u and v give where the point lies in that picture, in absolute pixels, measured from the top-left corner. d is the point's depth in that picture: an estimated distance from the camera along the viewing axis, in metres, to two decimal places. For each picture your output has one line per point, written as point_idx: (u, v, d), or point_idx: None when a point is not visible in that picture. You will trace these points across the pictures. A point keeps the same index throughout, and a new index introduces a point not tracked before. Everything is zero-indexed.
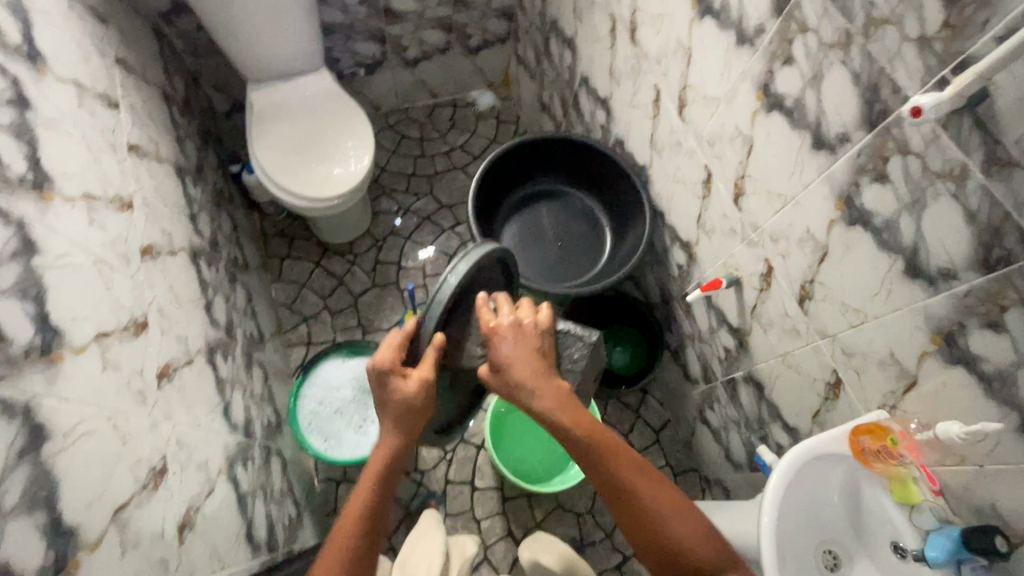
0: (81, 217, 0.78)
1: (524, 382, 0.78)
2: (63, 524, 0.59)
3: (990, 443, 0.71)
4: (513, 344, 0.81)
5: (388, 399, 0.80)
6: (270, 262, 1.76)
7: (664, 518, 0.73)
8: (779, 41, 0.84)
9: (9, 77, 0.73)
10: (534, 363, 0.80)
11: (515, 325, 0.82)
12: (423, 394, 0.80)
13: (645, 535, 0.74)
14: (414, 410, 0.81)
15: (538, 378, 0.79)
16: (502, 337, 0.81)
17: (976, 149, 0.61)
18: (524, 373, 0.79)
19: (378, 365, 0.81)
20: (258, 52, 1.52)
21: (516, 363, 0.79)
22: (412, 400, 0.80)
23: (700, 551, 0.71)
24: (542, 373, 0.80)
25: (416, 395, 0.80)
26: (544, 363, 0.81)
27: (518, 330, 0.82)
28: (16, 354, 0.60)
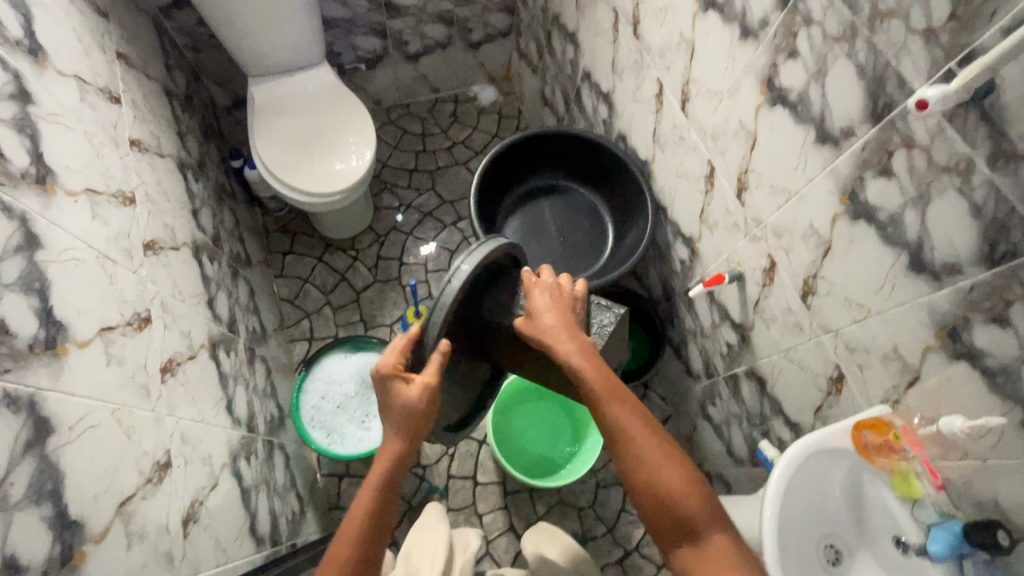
0: (84, 212, 0.78)
1: (552, 327, 0.81)
2: (69, 517, 0.60)
3: (994, 438, 0.71)
4: (548, 294, 0.85)
5: (390, 405, 0.79)
6: (272, 258, 1.76)
7: (664, 471, 0.71)
8: (783, 34, 0.83)
9: (11, 71, 0.73)
10: (563, 317, 0.83)
11: (552, 278, 0.87)
12: (427, 399, 0.78)
13: (645, 489, 0.71)
14: (419, 415, 0.79)
15: (564, 330, 0.81)
16: (539, 288, 0.85)
17: (983, 142, 0.60)
18: (552, 321, 0.81)
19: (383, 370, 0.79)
20: (259, 46, 1.51)
21: (546, 310, 0.83)
22: (416, 407, 0.78)
23: (698, 509, 0.69)
24: (569, 325, 0.82)
25: (420, 400, 0.78)
26: (571, 318, 0.84)
27: (554, 283, 0.86)
28: (21, 348, 0.60)
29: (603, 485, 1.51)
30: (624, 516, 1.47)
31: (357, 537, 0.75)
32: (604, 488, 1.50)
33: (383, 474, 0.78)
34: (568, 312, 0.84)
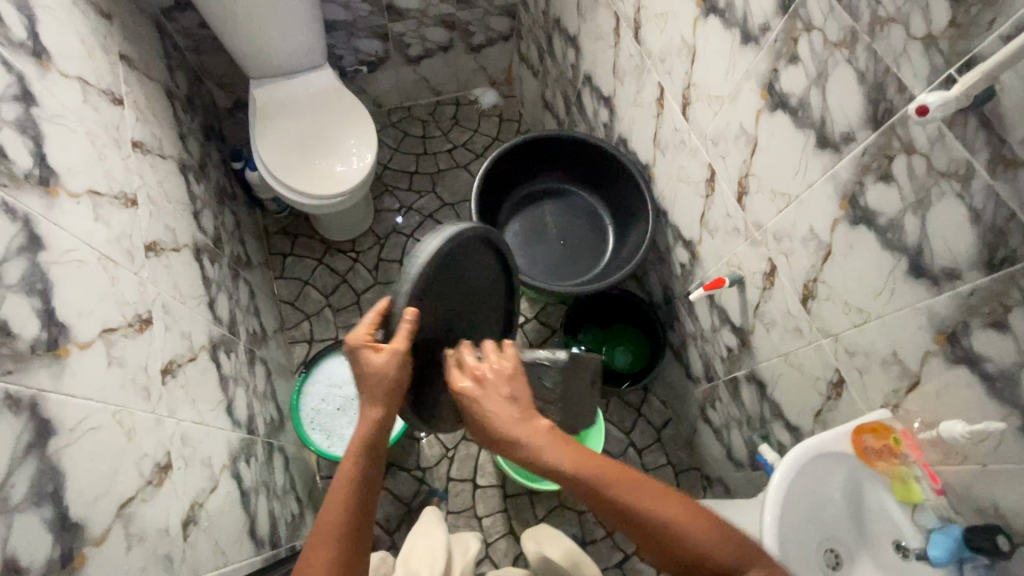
0: (86, 213, 0.78)
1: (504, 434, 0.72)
2: (69, 519, 0.59)
3: (993, 442, 0.71)
4: (480, 399, 0.75)
5: (363, 378, 0.77)
6: (272, 259, 1.76)
7: (671, 530, 0.63)
8: (784, 40, 0.84)
9: (15, 72, 0.73)
10: (509, 406, 0.74)
11: (478, 377, 0.77)
12: (399, 364, 0.77)
13: (665, 553, 0.63)
14: (392, 384, 0.77)
15: (516, 419, 0.72)
16: (473, 392, 0.76)
17: (982, 148, 0.61)
18: (501, 427, 0.72)
19: (354, 343, 0.78)
20: (261, 49, 1.52)
21: (492, 417, 0.73)
22: (389, 374, 0.76)
23: (721, 555, 0.61)
24: (518, 419, 0.73)
25: (393, 367, 0.76)
26: (519, 408, 0.74)
27: (484, 379, 0.77)
28: (23, 349, 0.60)
29: None
30: None
31: (343, 520, 0.69)
32: None
33: (362, 450, 0.74)
34: (511, 394, 0.75)
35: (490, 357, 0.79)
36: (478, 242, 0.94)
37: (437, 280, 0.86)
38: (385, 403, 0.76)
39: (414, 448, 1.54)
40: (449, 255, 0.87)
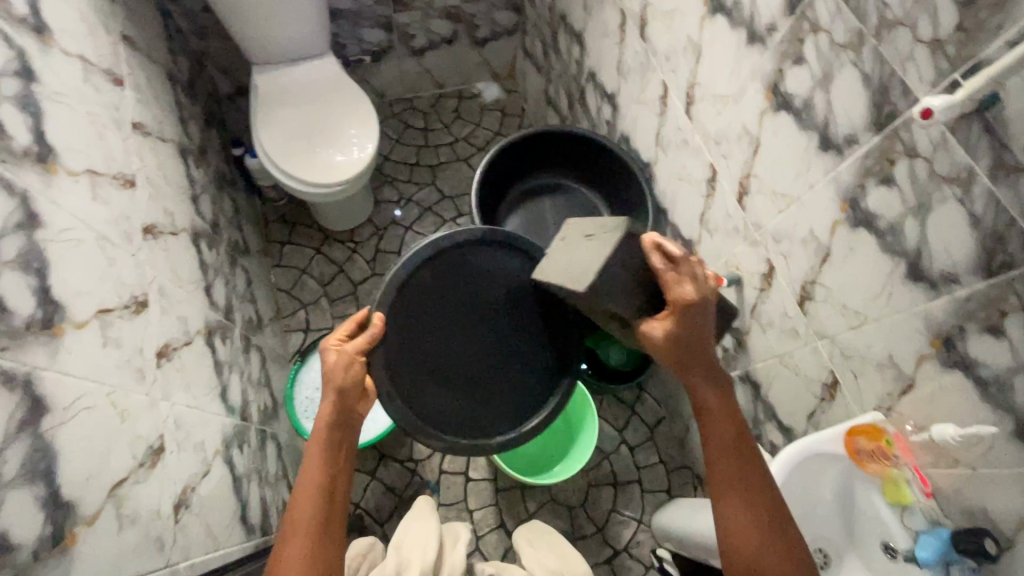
0: (84, 192, 0.78)
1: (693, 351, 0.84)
2: (61, 498, 0.59)
3: (984, 446, 0.71)
4: (679, 322, 0.83)
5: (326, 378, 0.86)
6: (270, 247, 1.75)
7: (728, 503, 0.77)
8: (791, 40, 0.84)
9: (15, 48, 0.73)
10: (701, 343, 0.84)
11: (696, 287, 0.83)
12: (356, 363, 0.88)
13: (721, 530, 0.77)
14: (354, 382, 0.87)
15: (704, 370, 0.84)
16: (689, 315, 0.83)
17: (984, 154, 0.61)
18: (687, 347, 0.84)
19: (325, 345, 0.90)
20: (264, 34, 1.50)
21: (682, 336, 0.83)
22: (351, 374, 0.87)
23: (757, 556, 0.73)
24: (701, 347, 0.84)
25: (348, 367, 0.87)
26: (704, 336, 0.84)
27: (694, 299, 0.82)
28: (18, 326, 0.60)
29: (594, 484, 1.51)
30: (614, 517, 1.48)
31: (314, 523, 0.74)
32: (596, 487, 1.51)
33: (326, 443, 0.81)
34: (703, 335, 0.84)
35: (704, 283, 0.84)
36: (504, 249, 1.03)
37: (441, 273, 0.99)
38: (339, 404, 0.84)
39: (407, 440, 1.54)
40: (461, 255, 1.01)
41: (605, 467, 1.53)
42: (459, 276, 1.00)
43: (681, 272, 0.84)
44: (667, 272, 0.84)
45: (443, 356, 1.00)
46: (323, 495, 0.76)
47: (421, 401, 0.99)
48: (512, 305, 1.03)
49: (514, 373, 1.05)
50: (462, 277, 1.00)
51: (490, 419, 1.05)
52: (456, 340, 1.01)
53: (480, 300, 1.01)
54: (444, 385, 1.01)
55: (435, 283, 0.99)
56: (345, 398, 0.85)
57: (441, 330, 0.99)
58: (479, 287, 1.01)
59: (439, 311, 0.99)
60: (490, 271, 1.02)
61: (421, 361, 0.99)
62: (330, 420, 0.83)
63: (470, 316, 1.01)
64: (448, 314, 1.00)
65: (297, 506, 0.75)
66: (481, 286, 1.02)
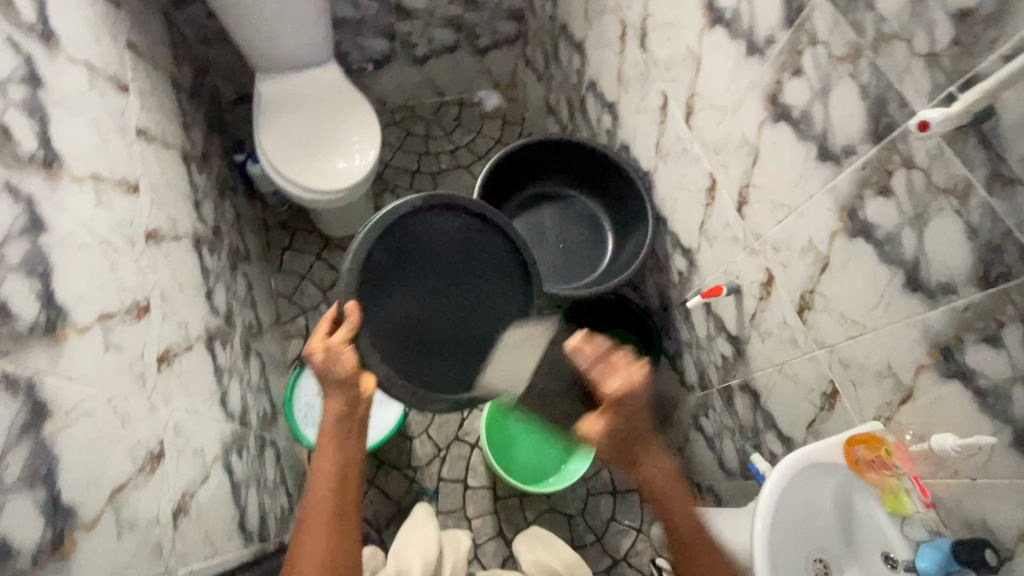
0: (88, 197, 0.78)
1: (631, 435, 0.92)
2: (61, 503, 0.59)
3: (982, 456, 0.71)
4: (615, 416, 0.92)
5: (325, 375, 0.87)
6: (270, 253, 1.75)
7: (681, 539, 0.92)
8: (789, 52, 0.85)
9: (23, 54, 0.73)
10: (636, 425, 0.93)
11: (624, 378, 0.92)
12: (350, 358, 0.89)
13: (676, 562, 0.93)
14: (348, 376, 0.88)
15: (646, 445, 0.94)
16: (620, 409, 0.91)
17: (980, 166, 0.62)
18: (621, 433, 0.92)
19: (312, 345, 0.89)
20: (267, 42, 1.52)
21: (617, 428, 0.92)
22: (347, 369, 0.88)
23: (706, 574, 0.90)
24: (642, 428, 0.93)
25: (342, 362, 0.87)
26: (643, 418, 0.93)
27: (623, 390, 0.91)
28: (21, 330, 0.60)
29: (593, 493, 1.51)
30: (613, 526, 1.47)
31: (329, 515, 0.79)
32: (595, 495, 1.50)
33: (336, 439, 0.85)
34: (639, 417, 0.93)
35: (635, 374, 0.92)
36: (447, 216, 1.13)
37: (398, 248, 1.06)
38: (345, 400, 0.87)
39: (406, 446, 1.53)
40: (412, 225, 1.08)
41: (604, 476, 1.53)
42: (413, 244, 1.08)
43: (609, 366, 0.94)
44: (596, 366, 0.95)
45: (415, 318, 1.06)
46: (336, 488, 0.81)
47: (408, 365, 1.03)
48: (467, 260, 1.14)
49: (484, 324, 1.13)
50: (415, 244, 1.08)
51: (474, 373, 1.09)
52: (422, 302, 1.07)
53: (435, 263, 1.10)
54: (428, 350, 1.06)
55: (393, 251, 1.05)
56: (350, 394, 0.87)
57: (409, 296, 1.06)
58: (434, 252, 1.10)
59: (403, 281, 1.06)
60: (438, 235, 1.11)
61: (396, 326, 1.03)
62: (338, 416, 0.86)
63: (430, 280, 1.09)
64: (409, 279, 1.06)
65: (313, 498, 0.80)
66: (433, 251, 1.10)
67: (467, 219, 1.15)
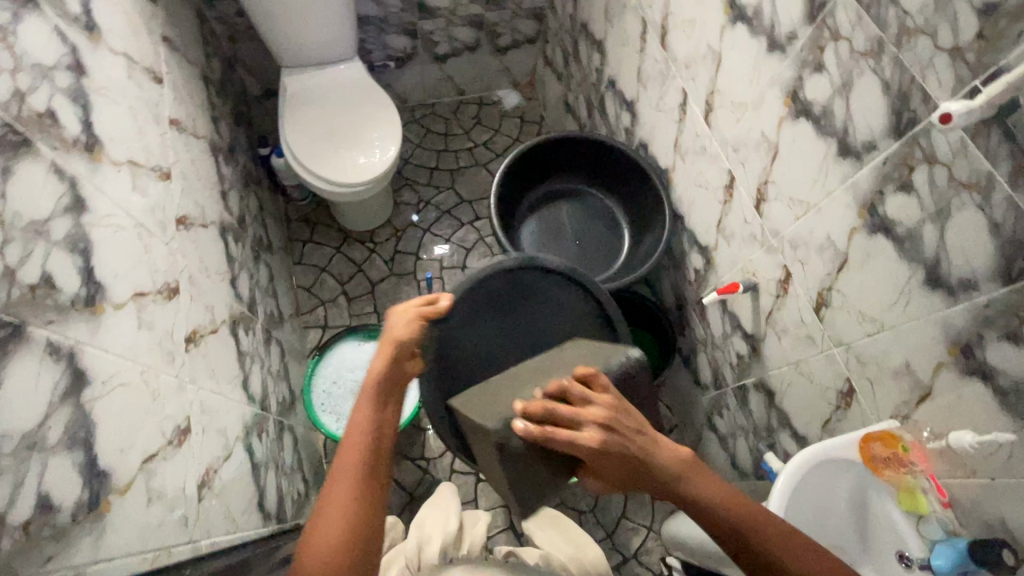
0: (125, 181, 0.82)
1: (634, 466, 0.73)
2: (97, 467, 0.62)
3: (1003, 455, 0.71)
4: (602, 456, 0.73)
5: (384, 338, 0.85)
6: (291, 245, 1.79)
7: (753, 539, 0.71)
8: (810, 49, 0.85)
9: (69, 43, 0.77)
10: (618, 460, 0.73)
11: (599, 423, 0.72)
12: (420, 325, 0.86)
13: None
14: (410, 340, 0.84)
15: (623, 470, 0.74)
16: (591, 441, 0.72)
17: (1003, 160, 0.61)
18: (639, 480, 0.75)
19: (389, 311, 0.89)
20: (294, 39, 1.56)
21: (610, 465, 0.74)
22: (410, 334, 0.84)
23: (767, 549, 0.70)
24: (648, 455, 0.74)
25: (408, 326, 0.85)
26: (632, 453, 0.73)
27: (602, 438, 0.72)
28: (65, 303, 0.63)
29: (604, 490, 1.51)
30: (624, 523, 1.48)
31: (356, 475, 0.72)
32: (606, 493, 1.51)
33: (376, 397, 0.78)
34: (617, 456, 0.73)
35: (575, 386, 0.75)
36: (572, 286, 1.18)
37: (512, 289, 1.12)
38: (393, 361, 0.81)
39: (420, 438, 1.55)
40: (530, 279, 1.14)
41: None
42: (519, 299, 1.13)
43: (560, 423, 0.73)
44: (551, 419, 0.73)
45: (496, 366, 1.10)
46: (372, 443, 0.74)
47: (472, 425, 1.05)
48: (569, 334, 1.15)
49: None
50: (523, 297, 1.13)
51: None
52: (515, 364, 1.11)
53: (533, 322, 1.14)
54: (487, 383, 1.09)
55: (507, 295, 1.12)
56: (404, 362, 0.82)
57: (493, 333, 1.10)
58: (542, 313, 1.14)
59: (501, 323, 1.11)
60: (553, 297, 1.16)
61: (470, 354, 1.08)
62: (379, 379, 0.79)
63: (517, 327, 1.12)
64: (503, 320, 1.11)
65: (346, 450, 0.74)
66: (539, 309, 1.14)
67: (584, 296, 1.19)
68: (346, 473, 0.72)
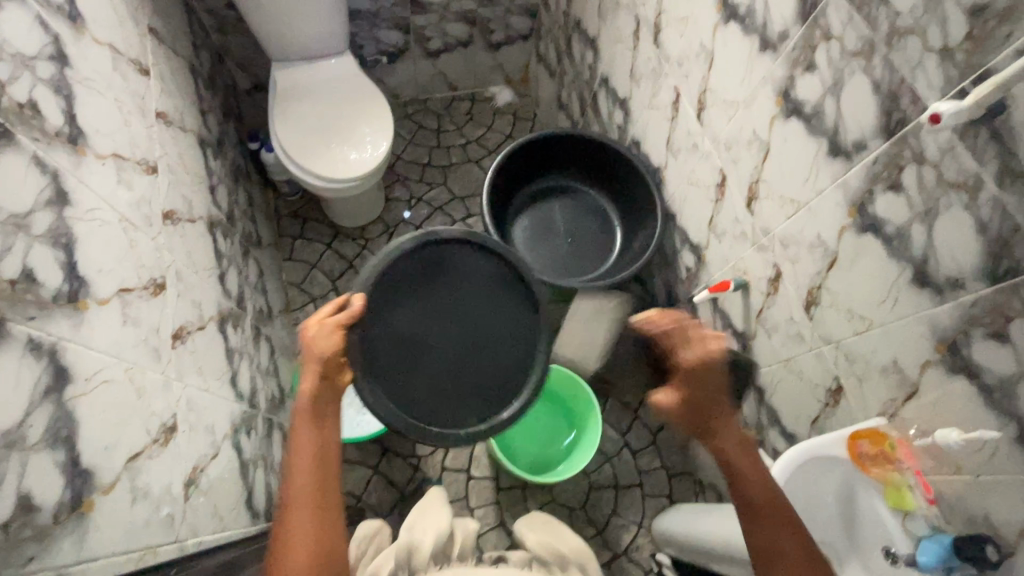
0: (110, 174, 0.80)
1: (699, 395, 0.78)
2: (80, 466, 0.61)
3: (987, 451, 0.71)
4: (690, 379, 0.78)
5: (306, 354, 0.81)
6: (281, 241, 1.78)
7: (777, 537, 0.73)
8: (802, 48, 0.85)
9: (51, 33, 0.75)
10: (698, 391, 0.78)
11: (699, 353, 0.79)
12: (339, 336, 0.83)
13: None
14: (335, 358, 0.82)
15: (697, 396, 0.78)
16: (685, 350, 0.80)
17: (991, 161, 0.62)
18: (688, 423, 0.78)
19: (306, 324, 0.84)
20: (284, 33, 1.54)
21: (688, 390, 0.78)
22: (336, 347, 0.82)
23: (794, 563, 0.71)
24: (715, 395, 0.78)
25: (330, 342, 0.82)
26: (714, 391, 0.78)
27: (696, 365, 0.78)
28: (46, 298, 0.62)
29: (595, 487, 1.52)
30: (615, 519, 1.48)
31: (314, 512, 0.71)
32: (597, 490, 1.51)
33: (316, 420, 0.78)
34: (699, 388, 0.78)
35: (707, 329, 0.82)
36: (481, 251, 1.10)
37: (420, 265, 1.05)
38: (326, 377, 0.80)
39: None
40: (437, 251, 1.06)
41: (607, 471, 1.53)
42: (429, 273, 1.05)
43: (683, 336, 0.81)
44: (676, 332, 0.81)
45: (411, 340, 1.00)
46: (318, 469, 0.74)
47: (390, 383, 0.97)
48: (488, 300, 1.08)
49: (492, 368, 1.05)
50: (435, 269, 1.05)
51: (456, 415, 1.01)
52: (437, 344, 1.02)
53: (448, 290, 1.06)
54: (415, 366, 1.00)
55: (410, 274, 1.03)
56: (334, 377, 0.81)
57: (411, 315, 1.02)
58: (457, 285, 1.07)
59: (415, 303, 1.02)
60: (465, 267, 1.08)
61: (391, 336, 0.99)
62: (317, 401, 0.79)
63: (432, 307, 1.04)
64: (416, 299, 1.03)
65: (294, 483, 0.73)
66: (453, 282, 1.06)
67: (495, 259, 1.10)
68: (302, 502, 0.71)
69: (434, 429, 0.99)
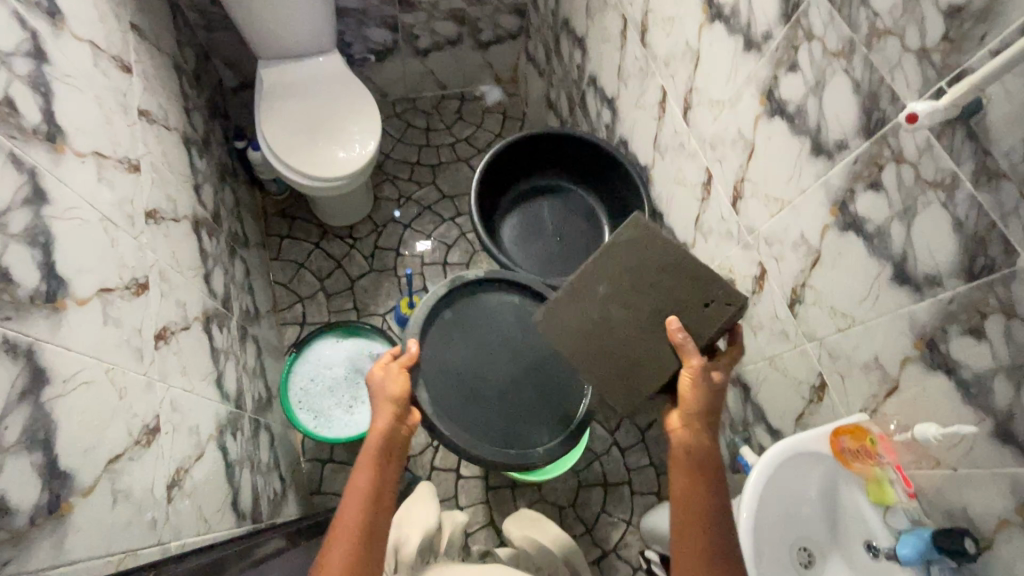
0: (90, 172, 0.79)
1: (715, 385, 0.87)
2: (58, 468, 0.60)
3: (965, 446, 0.73)
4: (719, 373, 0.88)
5: (377, 392, 0.88)
6: (269, 241, 1.76)
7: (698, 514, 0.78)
8: (785, 48, 0.86)
9: (29, 29, 0.74)
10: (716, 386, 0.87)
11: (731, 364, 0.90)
12: (405, 377, 0.90)
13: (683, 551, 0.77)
14: (401, 396, 0.88)
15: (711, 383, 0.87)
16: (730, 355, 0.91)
17: (967, 160, 0.63)
18: (694, 401, 0.86)
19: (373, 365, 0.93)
20: (271, 31, 1.52)
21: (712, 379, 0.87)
22: (401, 386, 0.88)
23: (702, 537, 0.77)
24: (716, 391, 0.87)
25: (399, 383, 0.88)
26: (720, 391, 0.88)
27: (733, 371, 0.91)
28: (22, 298, 0.61)
29: (585, 485, 1.52)
30: (604, 517, 1.49)
31: (355, 543, 0.72)
32: (586, 487, 1.52)
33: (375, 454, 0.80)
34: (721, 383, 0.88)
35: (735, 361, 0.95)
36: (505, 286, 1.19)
37: (458, 311, 1.15)
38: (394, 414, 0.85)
39: None
40: (467, 297, 1.16)
41: (595, 468, 1.54)
42: (466, 317, 1.15)
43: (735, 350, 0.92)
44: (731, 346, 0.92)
45: (467, 375, 1.10)
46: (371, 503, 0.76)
47: (463, 415, 1.06)
48: (526, 328, 1.16)
49: (551, 386, 1.13)
50: (469, 311, 1.15)
51: (530, 437, 1.09)
52: (493, 377, 1.11)
53: (489, 325, 1.15)
54: (478, 401, 1.08)
55: (452, 320, 1.14)
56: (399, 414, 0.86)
57: (462, 356, 1.11)
58: (495, 322, 1.16)
59: (463, 344, 1.12)
60: (496, 304, 1.17)
61: (449, 379, 1.08)
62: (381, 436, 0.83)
63: (477, 344, 1.13)
64: (462, 342, 1.12)
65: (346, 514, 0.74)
66: (490, 320, 1.15)
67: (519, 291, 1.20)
68: (348, 534, 0.73)
69: (514, 452, 1.06)
